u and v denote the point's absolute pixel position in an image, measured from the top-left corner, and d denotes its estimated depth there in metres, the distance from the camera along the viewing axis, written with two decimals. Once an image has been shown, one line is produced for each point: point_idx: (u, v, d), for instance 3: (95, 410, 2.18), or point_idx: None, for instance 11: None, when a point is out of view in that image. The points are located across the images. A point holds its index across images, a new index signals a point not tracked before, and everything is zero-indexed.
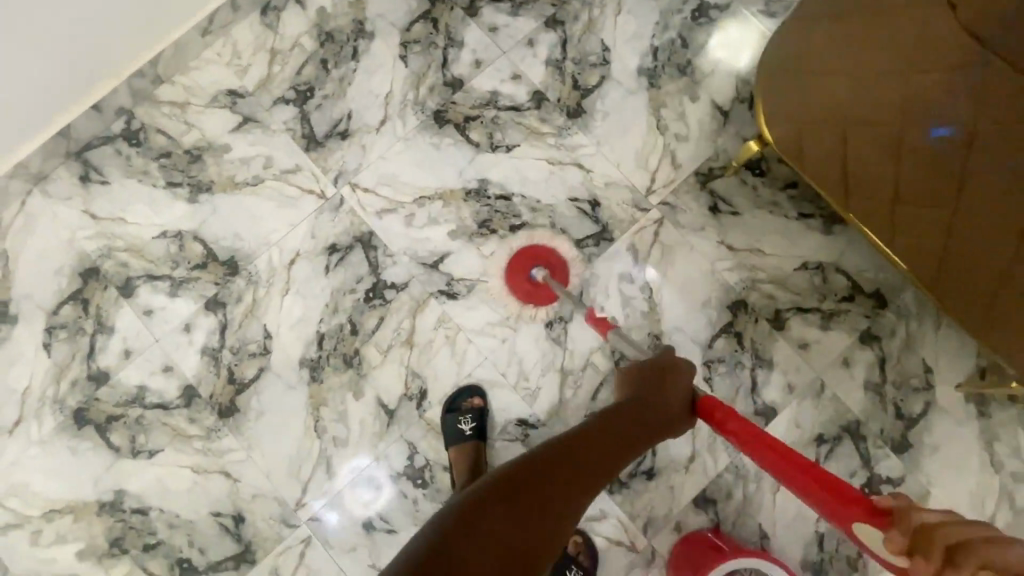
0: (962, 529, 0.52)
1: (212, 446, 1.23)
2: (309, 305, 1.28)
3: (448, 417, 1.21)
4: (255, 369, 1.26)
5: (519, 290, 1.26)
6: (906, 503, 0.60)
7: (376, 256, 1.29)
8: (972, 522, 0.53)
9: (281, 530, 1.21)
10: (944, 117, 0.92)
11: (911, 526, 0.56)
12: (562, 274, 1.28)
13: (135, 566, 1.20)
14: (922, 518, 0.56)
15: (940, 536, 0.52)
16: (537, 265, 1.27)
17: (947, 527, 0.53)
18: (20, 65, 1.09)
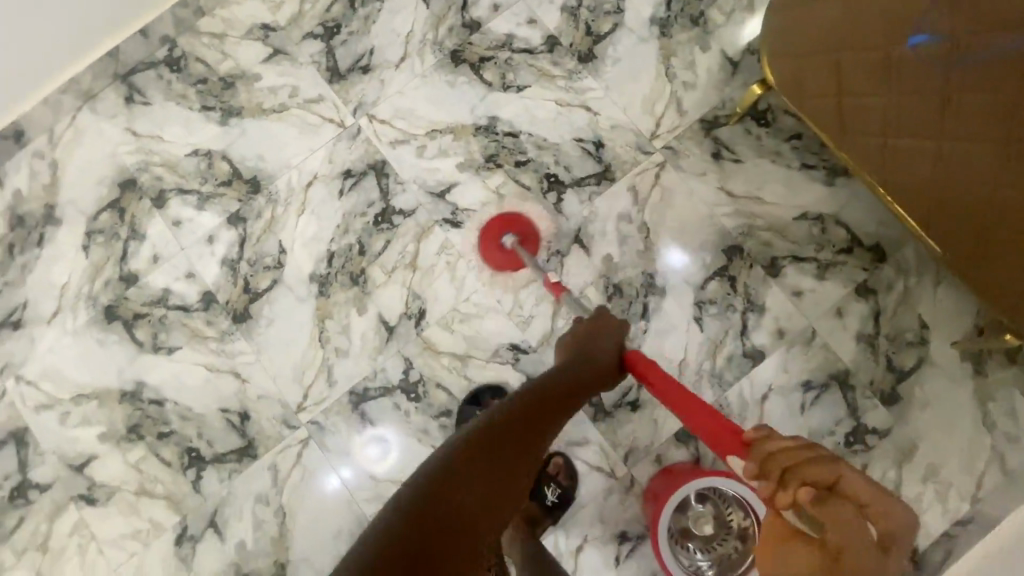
0: (793, 454, 0.62)
1: (225, 348, 1.33)
2: (322, 225, 1.36)
3: (468, 409, 1.24)
4: (269, 281, 1.35)
5: (488, 254, 1.31)
6: (763, 434, 0.70)
7: (387, 183, 1.37)
8: (802, 443, 0.64)
9: (281, 429, 1.29)
10: (923, 25, 0.99)
11: (761, 455, 0.66)
12: (533, 239, 1.31)
13: (149, 452, 1.30)
14: (770, 448, 0.65)
15: (779, 463, 0.62)
16: (508, 232, 1.31)
17: (787, 455, 0.62)
18: (80, 15, 1.28)
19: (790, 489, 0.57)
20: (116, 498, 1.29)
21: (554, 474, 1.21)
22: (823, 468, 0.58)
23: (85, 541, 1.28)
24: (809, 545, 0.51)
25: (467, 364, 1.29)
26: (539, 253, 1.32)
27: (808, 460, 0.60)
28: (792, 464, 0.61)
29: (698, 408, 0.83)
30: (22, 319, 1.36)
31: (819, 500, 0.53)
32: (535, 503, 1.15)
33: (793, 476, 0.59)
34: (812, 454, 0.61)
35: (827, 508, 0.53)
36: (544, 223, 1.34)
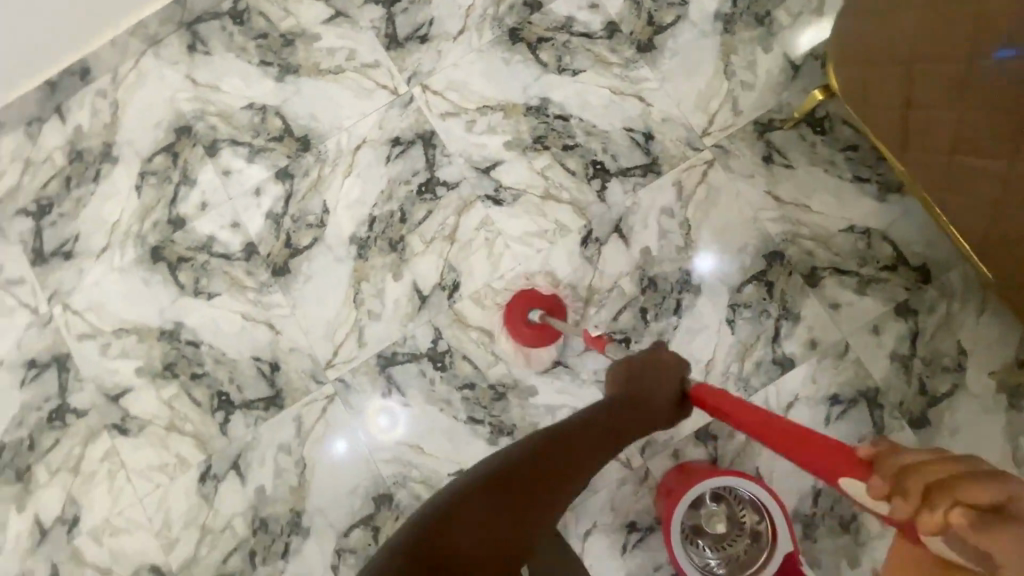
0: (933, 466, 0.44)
1: (262, 299, 1.36)
2: (366, 189, 1.38)
3: None
4: (310, 238, 1.38)
5: (514, 329, 1.25)
6: (890, 451, 0.49)
7: (434, 154, 1.38)
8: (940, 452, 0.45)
9: (309, 383, 1.33)
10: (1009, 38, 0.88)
11: (887, 470, 0.47)
12: (559, 313, 1.28)
13: (181, 390, 1.35)
14: (900, 462, 0.46)
15: (915, 477, 0.44)
16: (535, 305, 1.27)
17: (928, 469, 0.43)
18: None
19: (935, 511, 0.40)
20: (147, 431, 1.34)
21: None
22: (981, 483, 0.40)
23: (114, 469, 1.33)
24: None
25: (496, 340, 1.30)
26: (578, 239, 1.33)
27: (964, 475, 0.42)
28: (938, 482, 0.42)
29: (793, 429, 0.63)
30: (73, 251, 1.42)
31: (989, 530, 0.37)
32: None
33: (941, 494, 0.41)
34: (967, 466, 0.43)
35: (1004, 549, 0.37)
36: (585, 210, 1.34)
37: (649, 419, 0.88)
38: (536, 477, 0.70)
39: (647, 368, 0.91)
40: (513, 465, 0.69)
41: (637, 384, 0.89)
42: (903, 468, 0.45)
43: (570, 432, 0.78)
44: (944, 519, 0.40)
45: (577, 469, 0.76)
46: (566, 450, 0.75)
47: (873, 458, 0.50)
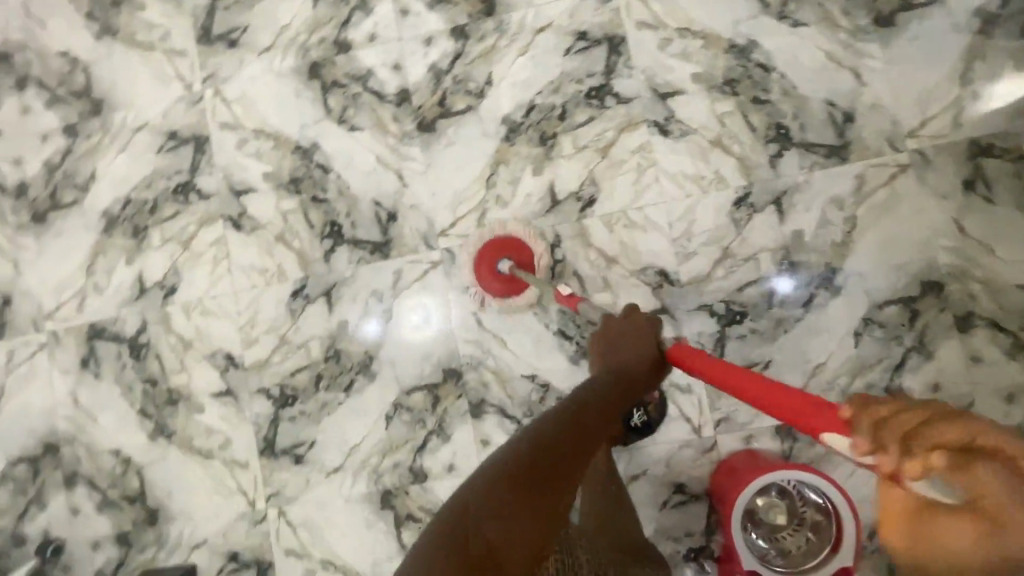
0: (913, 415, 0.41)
1: (400, 148, 1.35)
2: (536, 75, 1.32)
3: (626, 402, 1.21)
4: (464, 105, 1.34)
5: (485, 280, 1.23)
6: (858, 403, 0.46)
7: (616, 61, 1.30)
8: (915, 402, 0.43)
9: (419, 244, 1.33)
10: None
11: (861, 425, 0.44)
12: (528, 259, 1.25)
13: (299, 208, 1.38)
14: (871, 416, 0.44)
15: (888, 427, 0.41)
16: (506, 254, 1.24)
17: (902, 421, 0.41)
18: None
19: (911, 458, 0.38)
20: (258, 234, 1.38)
21: (646, 404, 1.22)
22: (950, 427, 0.39)
23: (219, 257, 1.39)
24: (957, 525, 0.37)
25: (612, 268, 1.27)
26: (732, 197, 1.25)
27: (935, 420, 0.40)
28: (911, 430, 0.40)
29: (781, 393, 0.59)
30: (238, 41, 1.43)
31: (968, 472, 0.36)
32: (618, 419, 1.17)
33: (916, 442, 0.39)
34: (934, 409, 0.41)
35: (982, 475, 0.36)
36: (751, 171, 1.25)
37: (640, 380, 0.95)
38: (552, 455, 0.69)
39: (631, 331, 1.00)
40: (523, 453, 0.68)
41: (618, 351, 0.99)
42: (877, 424, 0.43)
43: (566, 411, 0.80)
44: (928, 463, 0.37)
45: (588, 440, 0.77)
46: (572, 428, 0.76)
47: (847, 414, 0.47)
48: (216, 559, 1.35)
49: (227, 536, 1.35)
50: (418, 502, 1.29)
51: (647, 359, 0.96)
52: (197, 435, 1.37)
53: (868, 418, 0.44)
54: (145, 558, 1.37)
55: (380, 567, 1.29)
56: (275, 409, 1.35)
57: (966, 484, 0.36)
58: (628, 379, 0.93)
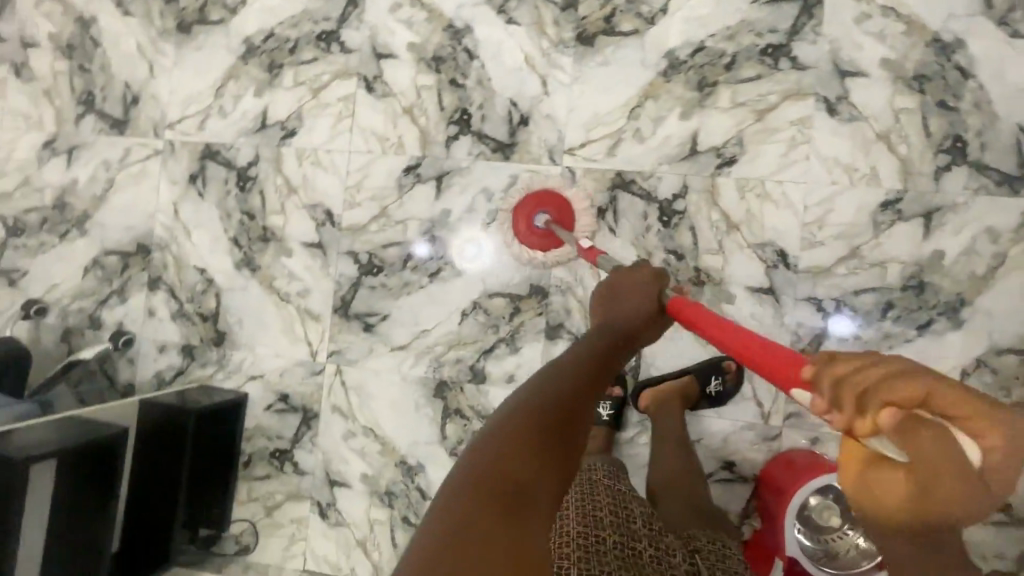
0: (863, 372, 0.40)
1: (552, 55, 1.31)
2: (715, 16, 1.25)
3: (706, 368, 1.20)
4: (631, 28, 1.28)
5: (527, 238, 1.23)
6: (822, 359, 0.46)
7: (805, 23, 1.21)
8: (870, 357, 0.42)
9: (543, 156, 1.31)
10: None
11: (821, 382, 0.44)
12: (567, 221, 1.24)
13: (435, 87, 1.36)
14: (831, 371, 0.43)
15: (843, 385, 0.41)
16: (543, 209, 1.24)
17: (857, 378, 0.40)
18: None
19: (866, 420, 0.39)
20: (387, 102, 1.38)
21: (724, 374, 1.21)
22: (906, 381, 0.38)
23: (344, 114, 1.40)
24: (892, 482, 0.37)
25: (731, 233, 1.23)
26: (880, 198, 1.18)
27: (894, 375, 0.39)
28: (866, 387, 0.40)
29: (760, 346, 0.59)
30: None
31: (908, 430, 0.36)
32: (700, 382, 1.19)
33: (868, 397, 0.39)
34: (895, 363, 0.40)
35: (924, 434, 0.36)
36: (910, 177, 1.17)
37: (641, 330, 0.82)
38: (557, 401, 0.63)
39: (628, 286, 0.87)
40: (530, 402, 0.63)
41: (623, 302, 0.86)
42: (835, 381, 0.43)
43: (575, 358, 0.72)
44: (876, 423, 0.38)
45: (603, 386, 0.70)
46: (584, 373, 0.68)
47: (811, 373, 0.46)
48: (267, 395, 1.41)
49: (282, 377, 1.40)
50: (469, 401, 1.32)
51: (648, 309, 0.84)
52: (279, 277, 1.41)
53: (829, 374, 0.43)
54: (203, 374, 1.45)
55: (416, 449, 1.34)
56: (359, 274, 1.38)
57: (911, 445, 0.36)
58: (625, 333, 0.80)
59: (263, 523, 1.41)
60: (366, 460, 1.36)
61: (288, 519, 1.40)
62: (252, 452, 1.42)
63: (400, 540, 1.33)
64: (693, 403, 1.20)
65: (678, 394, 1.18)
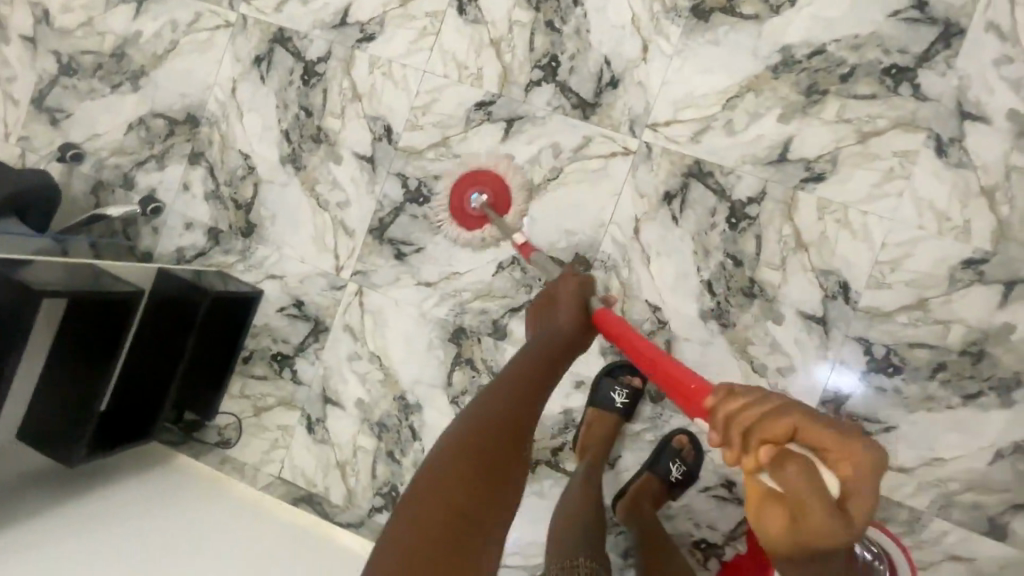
0: (749, 410, 0.53)
1: (661, 20, 1.22)
2: (847, 20, 1.15)
3: (662, 455, 1.16)
4: (751, 11, 1.18)
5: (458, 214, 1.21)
6: (724, 392, 0.57)
7: (941, 51, 1.11)
8: (759, 398, 0.53)
9: (624, 125, 1.23)
10: None
11: (718, 417, 0.56)
12: (502, 200, 1.22)
13: (529, 25, 1.27)
14: (726, 408, 0.55)
15: (737, 425, 0.53)
16: (479, 188, 1.20)
17: (743, 417, 0.53)
18: None
19: (751, 454, 0.50)
20: (476, 28, 1.29)
21: (679, 452, 1.17)
22: (781, 419, 0.49)
23: (428, 31, 1.32)
24: (777, 514, 0.45)
25: (797, 253, 1.16)
26: (965, 255, 1.11)
27: (767, 414, 0.51)
28: (749, 424, 0.52)
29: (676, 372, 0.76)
30: None
31: (781, 463, 0.47)
32: (660, 476, 1.14)
33: (752, 433, 0.51)
34: (775, 402, 0.52)
35: (791, 464, 0.46)
36: (1003, 240, 1.09)
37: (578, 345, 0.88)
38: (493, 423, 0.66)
39: (565, 292, 0.95)
40: (463, 429, 0.65)
41: (556, 309, 0.93)
42: (727, 417, 0.54)
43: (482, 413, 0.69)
44: (758, 457, 0.49)
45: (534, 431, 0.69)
46: (503, 427, 0.66)
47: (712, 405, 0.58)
48: (283, 297, 1.38)
49: (302, 283, 1.37)
50: (484, 354, 1.28)
51: (574, 311, 0.92)
52: (322, 182, 1.36)
53: (722, 409, 0.55)
54: (224, 261, 1.41)
55: (418, 388, 1.30)
56: (403, 200, 1.32)
57: (782, 475, 0.46)
58: (565, 340, 0.88)
59: (249, 422, 1.39)
60: (366, 386, 1.33)
61: (274, 424, 1.37)
62: (254, 349, 1.39)
63: (380, 472, 1.31)
64: (659, 498, 1.14)
65: (641, 493, 1.14)
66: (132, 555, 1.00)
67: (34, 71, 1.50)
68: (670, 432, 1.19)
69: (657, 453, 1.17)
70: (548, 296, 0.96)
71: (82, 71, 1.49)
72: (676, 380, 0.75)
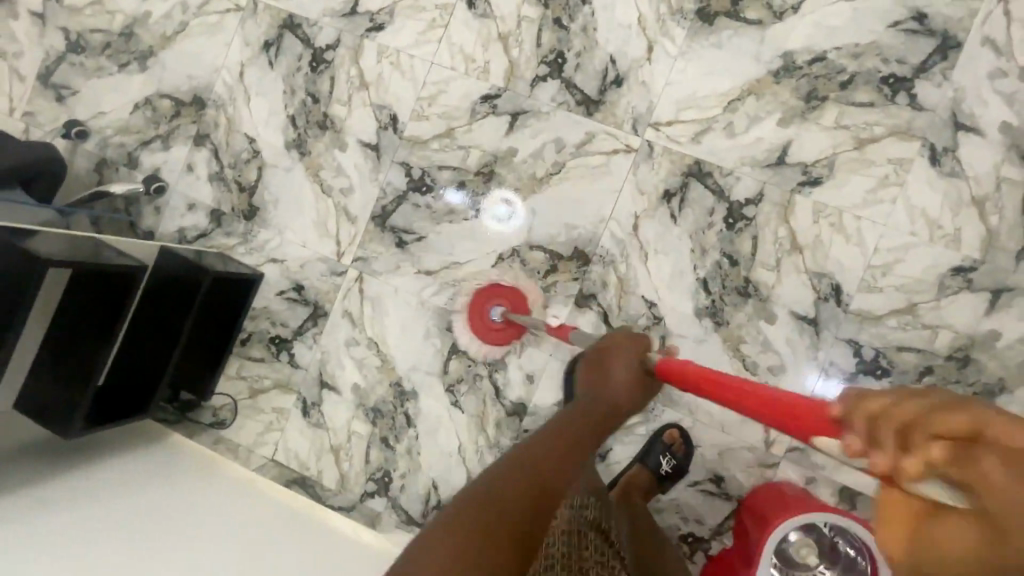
0: (906, 403, 0.37)
1: (667, 22, 1.24)
2: (848, 29, 1.17)
3: (653, 447, 1.18)
4: (755, 16, 1.21)
5: (489, 338, 1.23)
6: (854, 397, 0.42)
7: (938, 63, 1.14)
8: (911, 391, 0.39)
9: (626, 123, 1.25)
10: None
11: (852, 420, 0.40)
12: (520, 304, 1.24)
13: (537, 21, 1.29)
14: (862, 405, 0.40)
15: (886, 421, 0.38)
16: (495, 301, 1.24)
17: (893, 412, 0.37)
18: None
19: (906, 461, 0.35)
20: (484, 23, 1.31)
21: (670, 445, 1.18)
22: (953, 412, 0.34)
23: (437, 23, 1.33)
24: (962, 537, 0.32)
25: (791, 255, 1.18)
26: (954, 263, 1.13)
27: (936, 406, 0.35)
28: (904, 420, 0.36)
29: (779, 399, 0.65)
30: None
31: (966, 467, 0.33)
32: (650, 467, 1.16)
33: (914, 433, 0.36)
34: (932, 394, 0.37)
35: (985, 459, 0.32)
36: (992, 248, 1.12)
37: (618, 406, 0.95)
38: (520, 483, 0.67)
39: (616, 349, 1.01)
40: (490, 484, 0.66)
41: (606, 373, 0.99)
42: (873, 418, 0.39)
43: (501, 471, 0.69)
44: (926, 461, 0.34)
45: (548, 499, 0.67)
46: (517, 493, 0.65)
47: (840, 410, 0.43)
48: (283, 281, 1.39)
49: (302, 267, 1.38)
50: None
51: (625, 375, 0.97)
52: (327, 169, 1.37)
53: (863, 410, 0.40)
54: (225, 243, 1.42)
55: (414, 375, 1.32)
56: (406, 189, 1.34)
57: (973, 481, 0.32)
58: (611, 403, 0.95)
59: (245, 404, 1.40)
60: (362, 372, 1.34)
61: (270, 406, 1.38)
62: (252, 332, 1.40)
63: (373, 458, 1.32)
64: (648, 490, 1.16)
65: (630, 485, 1.15)
66: (128, 529, 1.00)
67: (42, 47, 1.51)
68: (662, 426, 1.21)
69: (647, 446, 1.19)
70: (598, 355, 1.03)
71: (90, 49, 1.49)
72: (780, 405, 0.64)
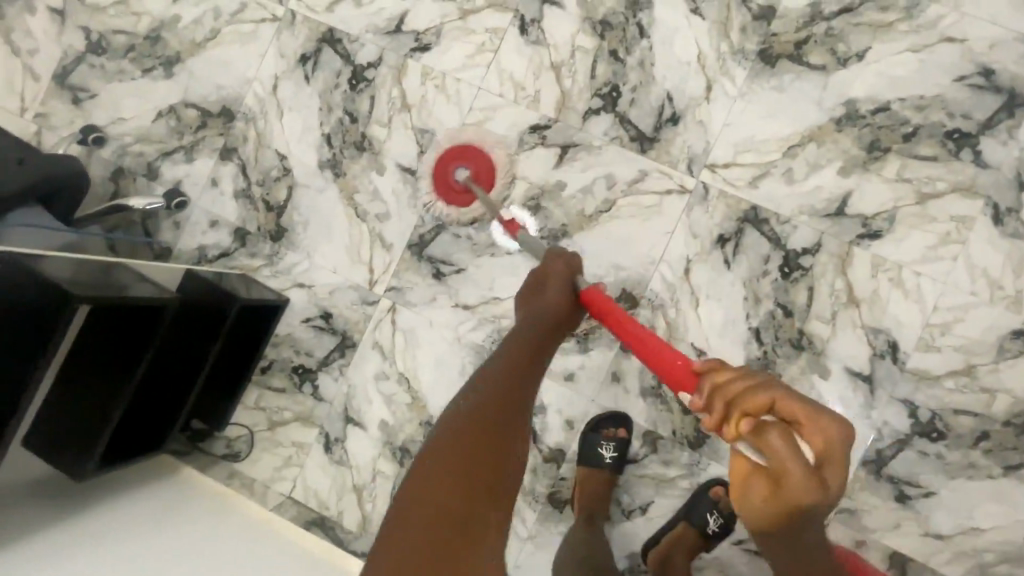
0: (734, 379, 0.58)
1: (727, 62, 1.20)
2: (914, 80, 1.14)
3: (699, 506, 1.12)
4: (819, 61, 1.17)
5: (443, 196, 1.19)
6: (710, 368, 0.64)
7: (1004, 121, 1.12)
8: (745, 372, 0.58)
9: (680, 163, 1.21)
10: None
11: (704, 385, 0.61)
12: (486, 174, 1.20)
13: (592, 52, 1.24)
14: (710, 378, 0.61)
15: (720, 396, 0.57)
16: (464, 164, 1.19)
17: (724, 391, 0.57)
18: None
19: (731, 425, 0.54)
20: (536, 50, 1.26)
21: (715, 503, 1.13)
22: (759, 394, 0.54)
23: (486, 47, 1.28)
24: (760, 487, 0.52)
25: (847, 309, 1.15)
26: (1015, 326, 1.11)
27: (749, 387, 0.56)
28: (732, 396, 0.56)
29: (659, 350, 0.75)
30: None
31: (763, 437, 0.51)
32: (696, 527, 1.11)
33: (734, 408, 0.55)
34: (762, 384, 0.55)
35: (772, 437, 0.51)
36: None
37: (565, 318, 0.89)
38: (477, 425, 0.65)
39: (551, 274, 0.93)
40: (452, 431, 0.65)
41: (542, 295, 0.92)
42: (715, 391, 0.58)
43: (461, 421, 0.66)
44: (739, 430, 0.53)
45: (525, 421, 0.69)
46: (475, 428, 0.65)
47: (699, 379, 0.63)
48: (309, 307, 1.31)
49: (332, 294, 1.31)
50: None
51: (557, 297, 0.90)
52: (362, 192, 1.31)
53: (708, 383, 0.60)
54: (249, 264, 1.35)
55: None
56: None
57: (766, 448, 0.51)
58: (555, 321, 0.88)
59: (262, 436, 1.32)
60: (391, 408, 1.27)
61: (289, 440, 1.30)
62: (273, 359, 1.32)
63: None
64: (693, 551, 1.11)
65: (674, 546, 1.11)
66: None
67: (59, 46, 1.42)
68: (707, 481, 1.16)
69: (692, 502, 1.13)
70: (529, 281, 0.96)
71: (112, 51, 1.41)
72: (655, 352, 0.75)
